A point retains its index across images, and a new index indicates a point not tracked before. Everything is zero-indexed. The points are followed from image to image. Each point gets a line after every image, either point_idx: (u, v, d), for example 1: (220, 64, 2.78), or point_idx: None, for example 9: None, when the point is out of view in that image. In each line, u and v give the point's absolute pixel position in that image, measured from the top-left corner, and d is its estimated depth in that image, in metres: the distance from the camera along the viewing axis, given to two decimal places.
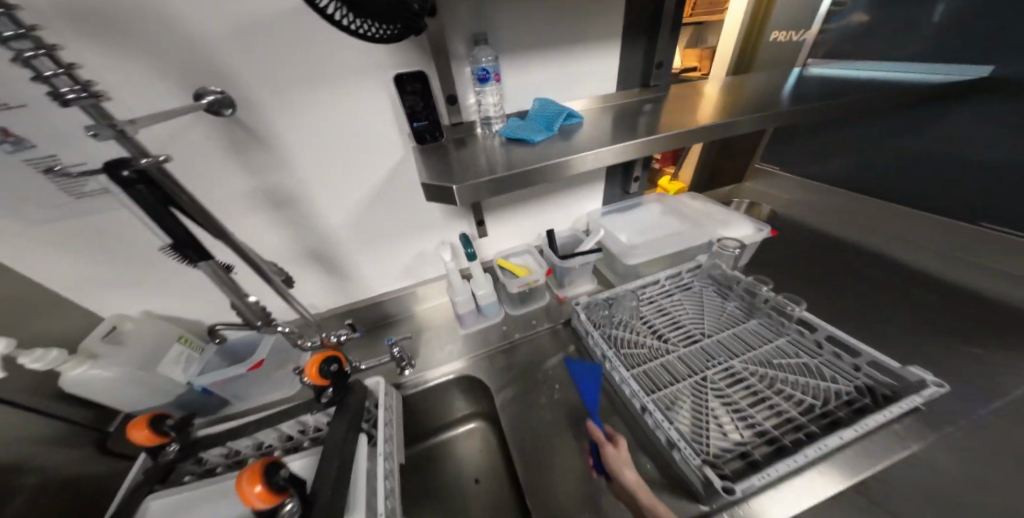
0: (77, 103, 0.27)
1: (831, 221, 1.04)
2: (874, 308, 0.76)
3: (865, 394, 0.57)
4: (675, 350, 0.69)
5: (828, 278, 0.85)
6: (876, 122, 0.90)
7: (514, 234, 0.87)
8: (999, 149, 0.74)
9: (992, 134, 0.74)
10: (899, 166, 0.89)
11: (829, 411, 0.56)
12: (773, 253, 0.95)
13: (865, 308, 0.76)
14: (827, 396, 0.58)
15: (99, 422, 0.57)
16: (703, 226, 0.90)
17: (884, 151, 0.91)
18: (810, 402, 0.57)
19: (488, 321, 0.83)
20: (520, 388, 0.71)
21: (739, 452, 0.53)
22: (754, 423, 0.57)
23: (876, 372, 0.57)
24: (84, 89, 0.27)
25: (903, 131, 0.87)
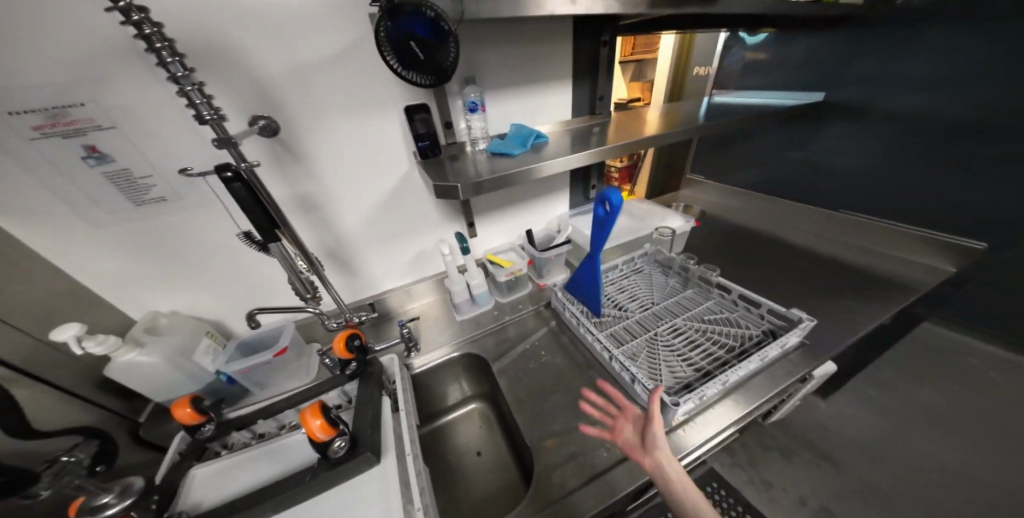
0: (209, 122, 0.41)
1: (747, 217, 1.31)
2: (777, 275, 1.00)
3: (769, 334, 0.76)
4: (633, 316, 0.87)
5: (745, 258, 1.09)
6: (765, 139, 1.20)
7: (498, 234, 1.03)
8: (846, 156, 1.03)
9: (839, 145, 1.03)
10: (786, 171, 1.18)
11: (745, 347, 0.74)
12: (705, 243, 1.19)
13: (771, 276, 1.00)
14: (744, 338, 0.76)
15: (132, 412, 0.61)
16: (648, 222, 1.13)
17: (774, 160, 1.20)
18: (733, 342, 0.76)
19: (480, 309, 0.97)
20: (511, 360, 0.85)
21: (682, 381, 0.70)
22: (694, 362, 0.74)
23: (774, 317, 0.76)
24: (216, 113, 0.41)
25: (784, 146, 1.16)
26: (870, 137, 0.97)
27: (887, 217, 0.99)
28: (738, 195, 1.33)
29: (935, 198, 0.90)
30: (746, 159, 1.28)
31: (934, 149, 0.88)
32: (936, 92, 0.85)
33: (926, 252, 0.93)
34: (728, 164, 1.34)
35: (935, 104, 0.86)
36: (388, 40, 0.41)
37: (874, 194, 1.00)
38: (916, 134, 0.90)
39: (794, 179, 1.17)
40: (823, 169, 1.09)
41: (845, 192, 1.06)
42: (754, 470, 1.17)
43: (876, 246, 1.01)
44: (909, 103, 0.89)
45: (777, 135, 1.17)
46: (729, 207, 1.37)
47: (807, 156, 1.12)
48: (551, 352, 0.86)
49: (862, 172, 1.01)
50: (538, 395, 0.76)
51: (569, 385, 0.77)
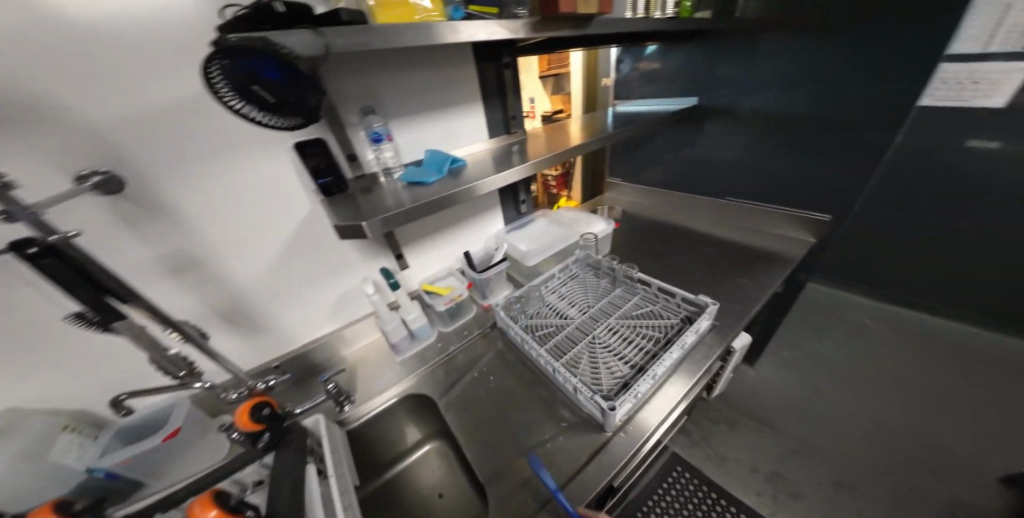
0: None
1: (663, 215, 1.44)
2: (691, 262, 1.11)
3: (687, 319, 0.83)
4: (573, 322, 0.89)
5: (663, 253, 1.19)
6: (665, 142, 1.34)
7: (431, 261, 0.99)
8: (728, 152, 1.18)
9: (722, 143, 1.19)
10: (687, 169, 1.32)
11: (671, 336, 0.80)
12: (630, 243, 1.29)
13: (686, 263, 1.11)
14: (668, 327, 0.82)
15: None
16: (577, 229, 1.19)
17: (675, 161, 1.34)
18: (658, 334, 0.81)
19: (421, 343, 0.92)
20: (458, 391, 0.81)
21: (620, 380, 0.72)
22: (628, 358, 0.77)
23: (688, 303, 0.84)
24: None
25: (681, 147, 1.30)
26: (742, 134, 1.13)
27: (766, 202, 1.17)
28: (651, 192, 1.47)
29: (795, 183, 1.07)
30: (653, 162, 1.41)
31: (789, 143, 1.04)
32: (787, 95, 1.00)
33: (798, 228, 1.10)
34: (642, 168, 1.47)
35: (785, 105, 1.02)
36: (225, 82, 0.38)
37: (754, 184, 1.17)
38: (775, 130, 1.06)
39: (694, 176, 1.31)
40: (714, 165, 1.24)
41: (733, 183, 1.22)
42: (708, 445, 1.26)
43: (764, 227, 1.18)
44: (765, 104, 1.05)
45: (673, 138, 1.31)
46: (647, 204, 1.50)
47: (699, 155, 1.27)
48: (502, 370, 0.85)
49: (742, 165, 1.17)
50: (490, 421, 0.74)
51: (518, 407, 0.76)
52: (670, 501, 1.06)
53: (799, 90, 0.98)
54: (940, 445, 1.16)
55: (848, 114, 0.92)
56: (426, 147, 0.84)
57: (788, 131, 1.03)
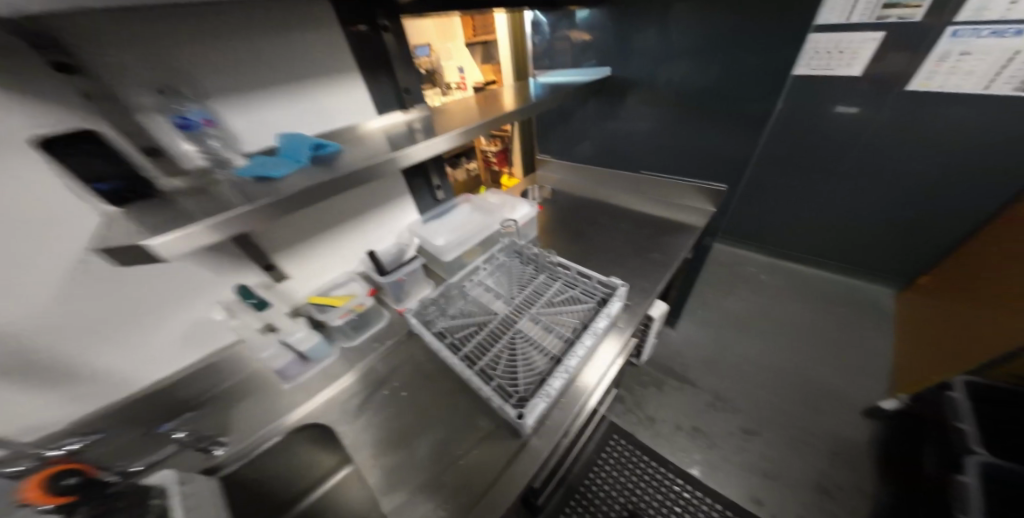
0: None
1: (589, 192, 1.43)
2: (614, 248, 1.12)
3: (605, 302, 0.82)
4: (495, 317, 0.83)
5: (590, 232, 1.21)
6: (586, 117, 1.30)
7: (324, 268, 0.82)
8: (643, 124, 1.18)
9: (637, 116, 1.18)
10: (609, 144, 1.31)
11: (589, 321, 0.77)
12: (557, 225, 1.27)
13: (609, 250, 1.11)
14: (587, 313, 0.80)
15: None
16: (502, 215, 1.09)
17: (598, 137, 1.32)
18: (577, 320, 0.78)
19: (319, 365, 0.77)
20: (367, 413, 0.71)
21: (538, 377, 0.68)
22: (548, 351, 0.73)
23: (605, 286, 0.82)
24: None
25: (602, 122, 1.28)
26: (654, 105, 1.13)
27: (678, 175, 1.21)
28: (578, 169, 1.47)
29: (701, 155, 1.11)
30: (577, 137, 1.38)
31: (694, 114, 1.06)
32: (690, 65, 0.99)
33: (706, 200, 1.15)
34: (567, 144, 1.43)
35: (689, 75, 1.01)
36: None
37: (667, 157, 1.20)
38: (682, 101, 1.06)
39: (615, 152, 1.32)
40: (631, 138, 1.24)
41: (649, 157, 1.24)
42: (640, 410, 1.35)
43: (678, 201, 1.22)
44: (672, 74, 1.04)
45: (592, 111, 1.27)
46: (576, 181, 1.50)
47: (617, 128, 1.25)
48: (413, 387, 0.75)
49: (657, 137, 1.18)
50: (398, 445, 0.65)
51: (434, 422, 0.68)
52: (608, 472, 1.11)
53: (700, 60, 0.97)
54: (817, 383, 1.39)
55: (742, 84, 0.94)
56: (278, 133, 0.68)
57: (693, 102, 1.04)
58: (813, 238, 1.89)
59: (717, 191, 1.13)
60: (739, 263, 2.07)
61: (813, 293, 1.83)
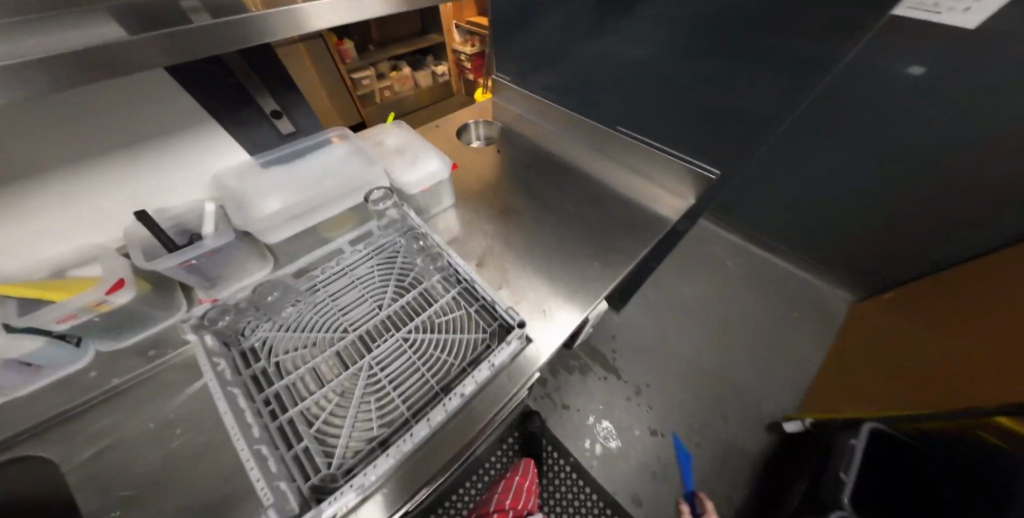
0: None
1: (551, 140, 1.06)
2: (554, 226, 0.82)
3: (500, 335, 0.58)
4: (346, 336, 0.59)
5: (527, 200, 0.88)
6: (559, 24, 0.86)
7: (52, 229, 0.53)
8: (634, 53, 0.77)
9: (626, 38, 0.76)
10: (585, 74, 0.90)
11: (467, 366, 0.55)
12: (490, 181, 0.93)
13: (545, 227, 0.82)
14: (469, 350, 0.57)
15: None
16: (387, 171, 0.71)
17: (572, 61, 0.90)
18: (454, 359, 0.56)
19: (61, 374, 0.51)
20: (105, 461, 0.47)
21: (370, 445, 0.49)
22: (395, 406, 0.53)
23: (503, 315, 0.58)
24: None
25: (580, 39, 0.84)
26: (656, 22, 0.69)
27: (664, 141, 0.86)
28: (539, 104, 1.06)
29: (698, 123, 0.75)
30: (545, 50, 0.94)
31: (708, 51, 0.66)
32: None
33: (687, 187, 0.83)
34: (531, 60, 0.99)
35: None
36: None
37: (653, 112, 0.82)
38: (696, 24, 0.64)
39: (591, 90, 0.92)
40: (614, 71, 0.83)
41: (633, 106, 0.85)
42: (559, 395, 1.30)
43: (653, 177, 0.89)
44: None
45: (570, 11, 0.81)
46: (536, 122, 1.10)
47: (599, 52, 0.83)
48: (193, 422, 0.51)
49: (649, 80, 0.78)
50: (133, 516, 0.44)
51: (204, 475, 0.47)
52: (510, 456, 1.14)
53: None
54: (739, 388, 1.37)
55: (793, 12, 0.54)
56: None
57: (711, 29, 0.63)
58: (801, 231, 1.67)
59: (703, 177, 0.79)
60: (712, 242, 1.86)
61: (778, 289, 1.70)
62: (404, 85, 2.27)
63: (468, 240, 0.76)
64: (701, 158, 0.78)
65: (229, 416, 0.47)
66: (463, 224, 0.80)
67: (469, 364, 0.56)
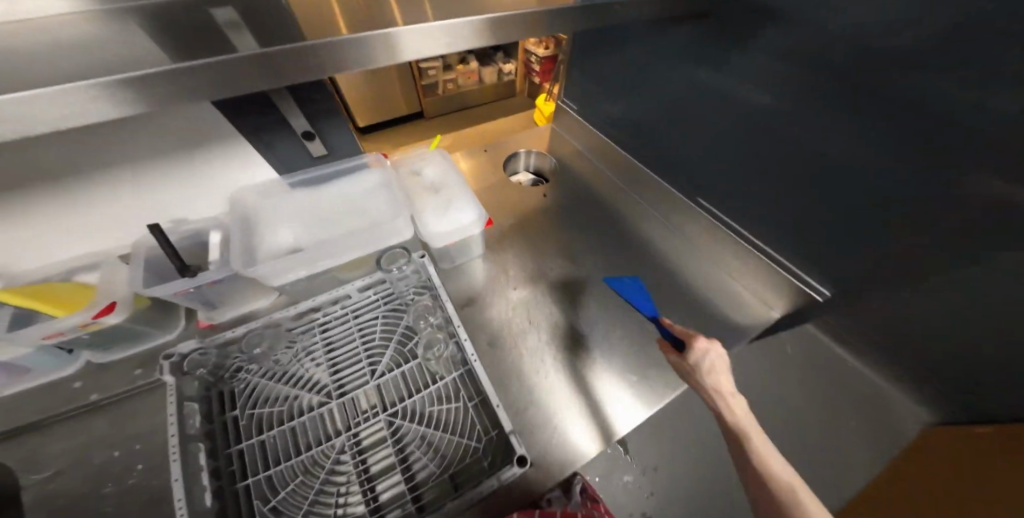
0: None
1: (613, 190, 0.92)
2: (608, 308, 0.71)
3: (494, 451, 0.49)
4: (330, 400, 0.54)
5: (570, 267, 0.76)
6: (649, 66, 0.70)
7: (61, 228, 0.52)
8: (739, 129, 0.58)
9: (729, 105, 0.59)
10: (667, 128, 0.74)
11: (447, 479, 0.48)
12: (536, 231, 0.82)
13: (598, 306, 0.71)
14: (456, 459, 0.49)
15: None
16: (414, 216, 0.63)
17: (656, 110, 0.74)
18: (436, 465, 0.49)
19: (43, 378, 0.49)
20: (63, 487, 0.44)
21: None
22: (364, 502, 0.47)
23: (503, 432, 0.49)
24: None
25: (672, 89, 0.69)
26: (776, 99, 0.50)
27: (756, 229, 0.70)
28: (607, 149, 0.92)
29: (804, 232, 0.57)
30: (627, 90, 0.77)
31: (856, 150, 0.45)
32: (921, 39, 0.34)
33: (777, 299, 0.66)
34: (609, 96, 0.83)
35: (891, 47, 0.36)
36: None
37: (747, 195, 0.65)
38: (834, 101, 0.44)
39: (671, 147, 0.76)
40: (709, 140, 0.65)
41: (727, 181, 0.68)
42: None
43: (729, 269, 0.72)
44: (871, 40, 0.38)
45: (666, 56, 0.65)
46: (599, 166, 0.96)
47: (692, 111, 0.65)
48: (159, 459, 0.47)
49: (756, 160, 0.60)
50: None
51: None
52: None
53: (942, 34, 0.32)
54: None
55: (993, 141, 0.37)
56: None
57: (855, 112, 0.42)
58: None
59: (803, 297, 0.62)
60: None
61: None
62: (468, 79, 2.19)
63: (486, 306, 0.67)
64: (805, 275, 0.61)
65: (179, 486, 0.42)
66: (489, 286, 0.71)
67: (450, 476, 0.48)
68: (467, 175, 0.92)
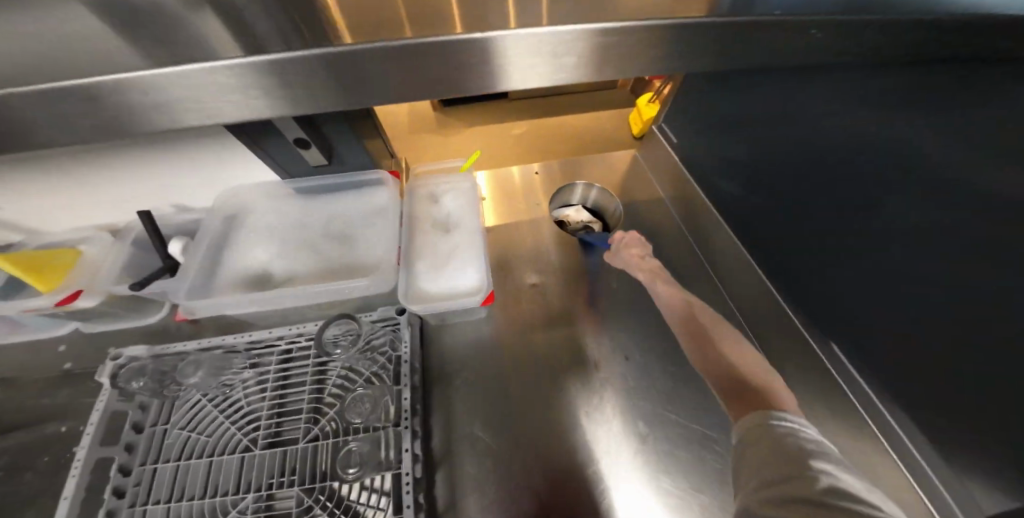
0: None
1: (692, 266, 0.68)
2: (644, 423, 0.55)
3: None
4: (258, 445, 0.47)
5: (592, 363, 0.58)
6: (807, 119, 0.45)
7: (75, 197, 0.52)
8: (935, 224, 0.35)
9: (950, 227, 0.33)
10: (806, 216, 0.48)
11: None
12: (568, 298, 0.64)
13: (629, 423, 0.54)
14: None
15: None
16: (400, 269, 0.49)
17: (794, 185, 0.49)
18: None
19: (40, 334, 0.52)
20: (13, 446, 0.45)
21: None
22: None
23: None
24: None
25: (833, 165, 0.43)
26: None
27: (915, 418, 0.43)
28: (704, 211, 0.70)
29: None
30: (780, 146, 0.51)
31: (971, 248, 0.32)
32: None
33: None
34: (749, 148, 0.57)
35: None
36: None
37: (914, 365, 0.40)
38: None
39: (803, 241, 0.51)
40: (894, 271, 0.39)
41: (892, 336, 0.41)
42: None
43: (835, 445, 0.49)
44: None
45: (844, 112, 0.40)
46: (682, 228, 0.72)
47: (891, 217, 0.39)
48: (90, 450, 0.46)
49: (981, 340, 0.33)
50: None
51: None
52: None
53: None
54: None
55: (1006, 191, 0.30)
56: None
57: None
58: None
59: None
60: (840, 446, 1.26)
61: None
62: None
63: (467, 387, 0.55)
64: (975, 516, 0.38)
65: (66, 506, 0.39)
66: (481, 361, 0.58)
67: None
68: (510, 198, 0.75)
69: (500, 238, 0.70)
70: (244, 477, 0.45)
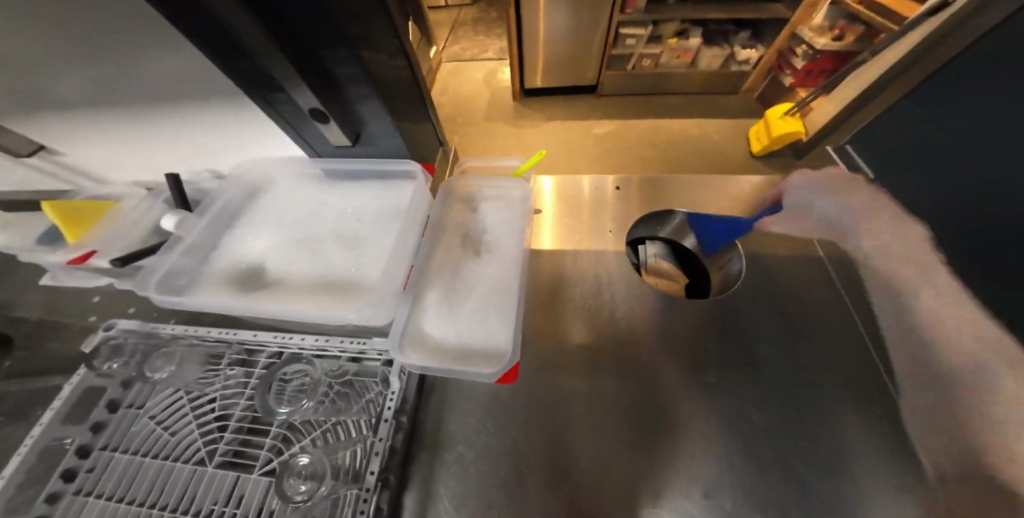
0: None
1: (841, 362, 0.43)
2: None
3: None
4: (212, 461, 0.39)
5: (656, 480, 0.38)
6: None
7: (127, 155, 0.52)
8: None
9: None
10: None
11: None
12: (631, 373, 0.45)
13: None
14: None
15: None
16: (404, 298, 0.37)
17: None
18: None
19: (86, 282, 0.54)
20: (25, 392, 0.47)
21: None
22: None
23: None
24: None
25: None
26: None
27: None
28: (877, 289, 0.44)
29: None
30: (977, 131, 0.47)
31: None
32: None
33: None
34: None
35: None
36: None
37: None
38: None
39: None
40: None
41: None
42: None
43: None
44: None
45: None
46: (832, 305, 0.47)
47: None
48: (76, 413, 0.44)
49: None
50: None
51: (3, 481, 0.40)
52: None
53: None
54: None
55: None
56: None
57: None
58: None
59: None
60: None
61: None
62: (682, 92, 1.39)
63: (465, 460, 0.40)
64: None
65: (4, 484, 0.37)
66: (493, 431, 0.42)
67: None
68: (575, 217, 0.58)
69: (551, 265, 0.54)
70: (187, 496, 0.37)
